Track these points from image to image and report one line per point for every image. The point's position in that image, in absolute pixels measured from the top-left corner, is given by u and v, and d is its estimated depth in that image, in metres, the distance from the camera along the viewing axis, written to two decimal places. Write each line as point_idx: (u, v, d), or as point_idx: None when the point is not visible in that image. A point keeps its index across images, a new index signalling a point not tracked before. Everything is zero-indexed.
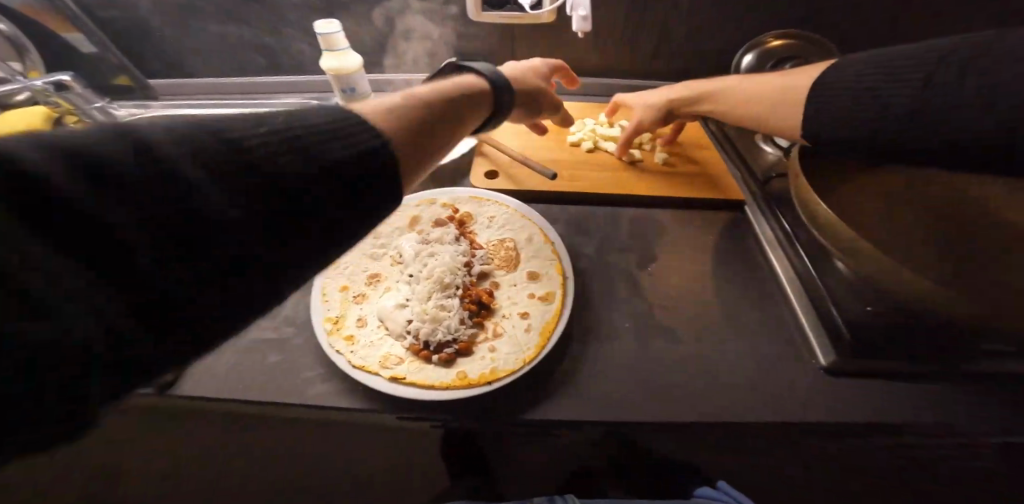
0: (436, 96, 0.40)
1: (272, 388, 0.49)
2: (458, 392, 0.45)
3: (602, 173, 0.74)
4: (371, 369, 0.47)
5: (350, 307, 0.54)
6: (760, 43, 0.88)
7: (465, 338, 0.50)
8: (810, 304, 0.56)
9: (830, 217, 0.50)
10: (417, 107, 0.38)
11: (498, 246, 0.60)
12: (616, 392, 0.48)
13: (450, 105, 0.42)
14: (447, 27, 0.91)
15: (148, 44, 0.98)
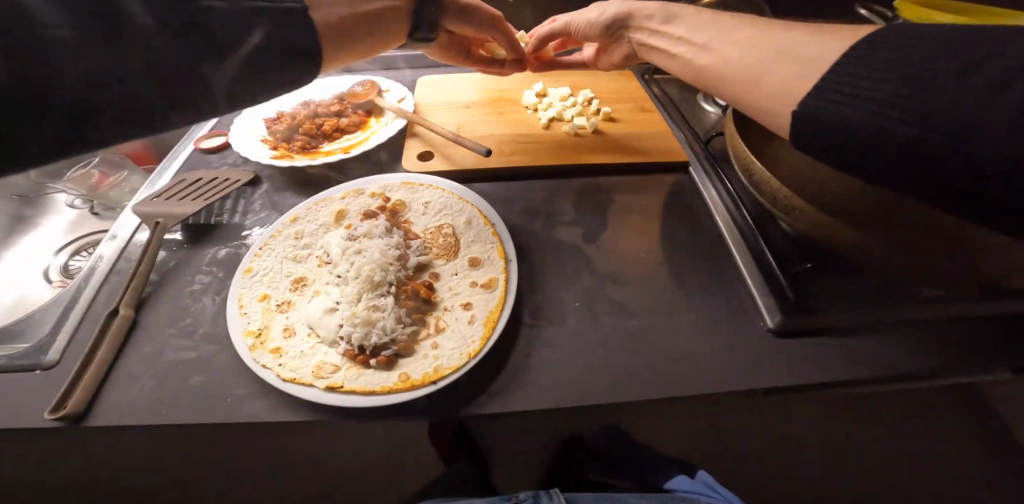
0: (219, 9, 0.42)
1: (191, 411, 0.44)
2: (400, 396, 0.41)
3: (541, 145, 0.71)
4: (305, 380, 0.42)
5: (275, 316, 0.48)
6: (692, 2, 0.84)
7: (404, 338, 0.46)
8: (754, 262, 0.56)
9: (765, 173, 0.49)
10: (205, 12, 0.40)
11: (435, 233, 0.55)
12: (569, 375, 0.46)
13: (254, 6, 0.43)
14: None
15: None
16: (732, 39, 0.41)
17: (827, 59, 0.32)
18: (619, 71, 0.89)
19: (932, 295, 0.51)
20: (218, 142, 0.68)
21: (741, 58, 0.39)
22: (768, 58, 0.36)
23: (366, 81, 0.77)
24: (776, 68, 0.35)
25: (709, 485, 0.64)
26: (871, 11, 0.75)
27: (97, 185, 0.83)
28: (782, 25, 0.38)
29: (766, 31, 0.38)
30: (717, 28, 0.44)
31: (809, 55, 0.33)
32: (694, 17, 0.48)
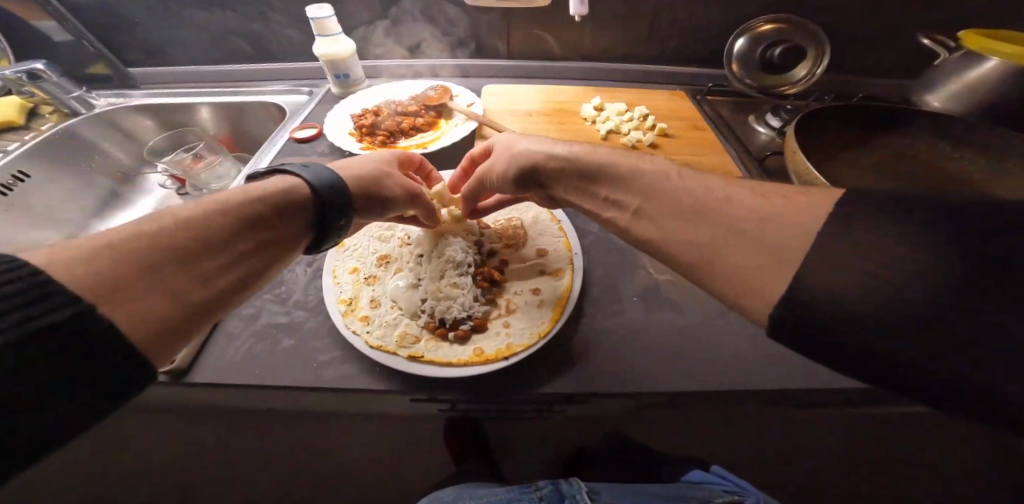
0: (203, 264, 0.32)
1: (282, 372, 0.49)
2: (476, 368, 0.45)
3: None
4: (390, 347, 0.47)
5: (363, 288, 0.54)
6: (751, 27, 0.86)
7: (478, 315, 0.50)
8: None
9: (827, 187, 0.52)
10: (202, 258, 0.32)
11: (504, 226, 0.60)
12: (629, 364, 0.49)
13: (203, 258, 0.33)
14: (441, 13, 0.91)
15: (123, 33, 0.94)
16: (701, 191, 0.39)
17: (822, 205, 0.32)
18: (672, 91, 0.93)
19: None
20: (309, 133, 0.76)
21: (716, 225, 0.35)
22: (753, 219, 0.34)
23: (439, 87, 0.83)
24: (770, 231, 0.33)
25: (721, 476, 0.67)
26: (932, 42, 0.77)
27: (190, 167, 0.85)
28: (721, 196, 0.37)
29: (712, 197, 0.37)
30: (663, 180, 0.42)
31: (795, 219, 0.32)
32: (640, 164, 0.45)
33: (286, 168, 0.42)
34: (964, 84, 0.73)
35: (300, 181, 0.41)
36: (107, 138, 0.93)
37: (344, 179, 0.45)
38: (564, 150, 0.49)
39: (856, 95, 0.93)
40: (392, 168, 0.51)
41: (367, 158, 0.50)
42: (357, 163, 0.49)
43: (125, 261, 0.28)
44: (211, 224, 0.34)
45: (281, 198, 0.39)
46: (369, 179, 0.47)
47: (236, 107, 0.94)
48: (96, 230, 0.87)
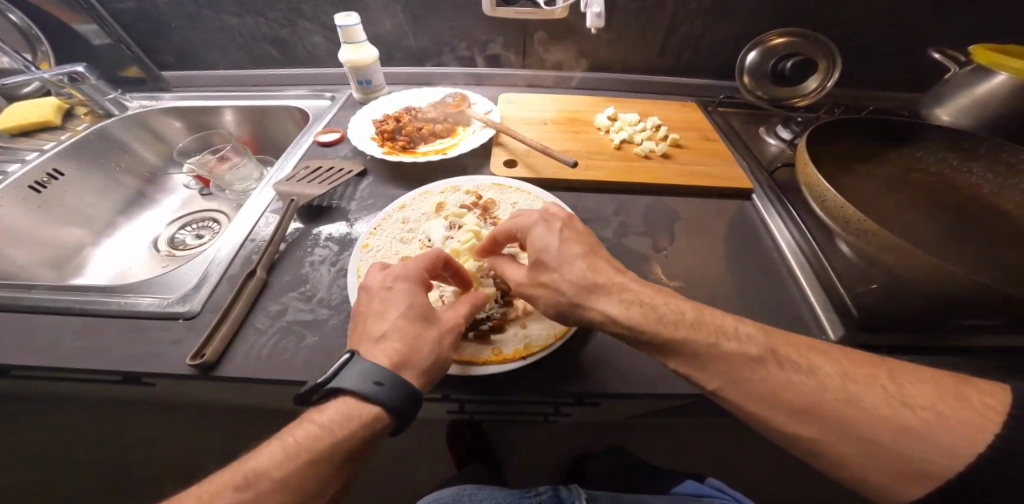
0: None
1: (311, 365, 0.52)
2: (495, 368, 0.47)
3: (614, 162, 0.77)
4: None
5: None
6: (762, 41, 0.88)
7: (497, 316, 0.52)
8: (813, 276, 0.59)
9: (838, 198, 0.53)
10: None
11: None
12: (638, 365, 0.50)
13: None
14: (461, 22, 0.94)
15: (160, 38, 0.99)
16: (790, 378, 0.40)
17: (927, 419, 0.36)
18: (684, 102, 0.95)
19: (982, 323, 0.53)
20: (332, 137, 0.80)
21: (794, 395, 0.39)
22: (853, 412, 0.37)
23: (457, 94, 0.86)
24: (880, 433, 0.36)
25: (717, 488, 0.68)
26: (942, 57, 0.79)
27: (215, 167, 0.88)
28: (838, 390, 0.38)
29: (832, 397, 0.38)
30: (761, 370, 0.40)
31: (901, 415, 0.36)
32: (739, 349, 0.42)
33: (351, 389, 0.41)
34: (971, 99, 0.74)
35: (375, 406, 0.42)
36: (136, 139, 0.96)
37: (409, 380, 0.43)
38: (618, 313, 0.45)
39: (866, 109, 0.94)
40: (439, 330, 0.46)
41: (406, 329, 0.45)
42: (410, 341, 0.44)
43: None
44: (301, 477, 0.39)
45: (358, 429, 0.41)
46: (431, 368, 0.44)
47: (260, 110, 0.97)
48: (122, 227, 0.90)
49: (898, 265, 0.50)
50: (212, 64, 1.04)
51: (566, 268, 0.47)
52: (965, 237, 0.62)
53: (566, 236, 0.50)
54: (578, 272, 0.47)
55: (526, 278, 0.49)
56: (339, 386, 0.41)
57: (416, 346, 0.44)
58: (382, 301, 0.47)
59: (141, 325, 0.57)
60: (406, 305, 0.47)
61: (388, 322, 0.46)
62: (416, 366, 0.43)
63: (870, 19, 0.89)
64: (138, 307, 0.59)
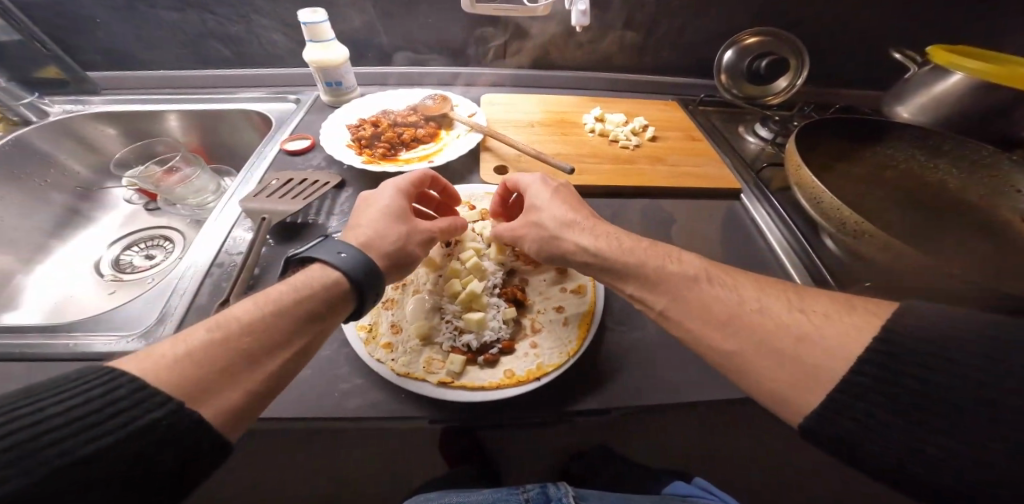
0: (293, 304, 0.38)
1: (304, 403, 0.44)
2: (509, 392, 0.44)
3: (605, 165, 0.75)
4: (419, 374, 0.44)
5: (381, 313, 0.51)
6: (739, 39, 0.90)
7: (506, 338, 0.49)
8: (806, 274, 0.61)
9: (834, 200, 0.53)
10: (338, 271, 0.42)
11: None
12: (656, 377, 0.49)
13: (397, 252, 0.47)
14: (438, 22, 0.90)
15: (88, 34, 0.87)
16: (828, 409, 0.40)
17: None
18: (665, 100, 0.95)
19: None
20: (301, 145, 0.72)
21: None
22: None
23: (439, 97, 0.82)
24: None
25: (703, 488, 0.70)
26: (902, 57, 0.83)
27: (162, 180, 0.77)
28: (982, 416, 0.29)
29: None
30: None
31: None
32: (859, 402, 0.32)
33: (323, 257, 0.42)
34: (930, 97, 0.78)
35: (337, 272, 0.42)
36: (63, 147, 0.83)
37: (373, 260, 0.44)
38: (589, 243, 0.48)
39: (833, 107, 0.98)
40: (407, 225, 0.49)
41: (376, 218, 0.48)
42: (378, 230, 0.47)
43: (254, 329, 0.36)
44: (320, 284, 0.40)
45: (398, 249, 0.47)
46: (394, 253, 0.46)
47: (214, 115, 0.87)
48: (56, 249, 0.78)
49: (888, 263, 0.52)
50: (155, 66, 0.93)
51: (585, 225, 0.49)
52: (938, 232, 0.66)
53: (561, 212, 0.51)
54: (546, 216, 0.51)
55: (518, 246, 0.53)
56: (311, 254, 0.42)
57: (287, 292, 0.39)
58: (364, 203, 0.51)
59: (76, 367, 0.45)
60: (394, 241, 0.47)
61: (364, 220, 0.48)
62: (273, 303, 0.38)
63: (833, 23, 0.93)
64: (85, 347, 0.46)
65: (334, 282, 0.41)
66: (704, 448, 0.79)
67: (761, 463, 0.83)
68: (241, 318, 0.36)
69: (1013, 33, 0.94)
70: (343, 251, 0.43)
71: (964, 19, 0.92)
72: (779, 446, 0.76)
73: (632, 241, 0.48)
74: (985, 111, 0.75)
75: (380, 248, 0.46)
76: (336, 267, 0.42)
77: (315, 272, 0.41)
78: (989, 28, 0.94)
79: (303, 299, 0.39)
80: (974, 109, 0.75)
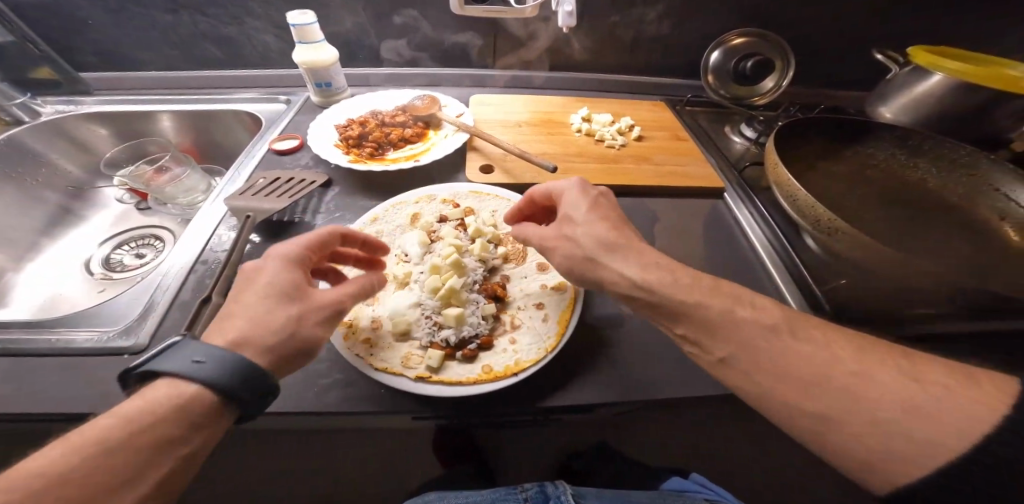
0: (146, 426, 0.33)
1: (285, 397, 0.45)
2: (485, 387, 0.44)
3: (590, 165, 0.76)
4: (396, 369, 0.45)
5: (363, 309, 0.52)
6: (725, 40, 0.91)
7: (485, 333, 0.50)
8: (785, 271, 0.62)
9: (809, 198, 0.54)
10: (196, 379, 0.35)
11: (504, 239, 0.60)
12: (633, 372, 0.50)
13: (290, 341, 0.39)
14: (428, 23, 0.90)
15: (81, 36, 0.88)
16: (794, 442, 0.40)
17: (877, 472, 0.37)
18: (653, 101, 0.96)
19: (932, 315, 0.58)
20: (290, 145, 0.73)
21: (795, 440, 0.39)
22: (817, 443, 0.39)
23: (427, 97, 0.83)
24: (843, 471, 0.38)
25: (699, 484, 0.71)
26: (885, 58, 0.84)
27: (152, 180, 0.78)
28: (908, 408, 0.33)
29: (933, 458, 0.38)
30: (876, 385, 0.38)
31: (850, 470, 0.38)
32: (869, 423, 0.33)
33: (170, 369, 0.35)
34: (911, 97, 0.79)
35: (194, 385, 0.35)
36: (55, 147, 0.84)
37: (249, 359, 0.37)
38: (637, 274, 0.43)
39: (819, 107, 0.99)
40: (302, 306, 0.41)
41: (259, 304, 0.40)
42: (262, 316, 0.39)
43: (113, 450, 0.32)
44: (181, 397, 0.35)
45: (286, 337, 0.39)
46: (284, 344, 0.39)
47: (205, 115, 0.88)
48: (47, 248, 0.78)
49: (863, 259, 0.53)
50: (149, 67, 0.94)
51: (626, 252, 0.45)
52: (917, 229, 0.67)
53: (599, 236, 0.46)
54: (585, 236, 0.46)
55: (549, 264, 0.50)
56: (156, 369, 0.36)
57: (126, 426, 0.33)
58: (249, 278, 0.42)
59: (58, 362, 0.46)
60: (281, 327, 0.39)
61: (238, 307, 0.40)
62: (113, 427, 0.33)
63: (819, 25, 0.94)
64: (68, 342, 0.47)
65: (193, 398, 0.35)
66: (692, 446, 0.79)
67: (749, 460, 0.83)
68: (87, 439, 0.32)
69: (996, 35, 0.95)
70: (200, 359, 0.36)
71: (947, 21, 0.94)
72: (766, 443, 0.77)
73: (682, 271, 0.43)
74: (965, 111, 0.76)
75: (258, 343, 0.38)
76: (194, 379, 0.35)
77: (168, 386, 0.35)
78: (971, 29, 0.95)
79: (165, 415, 0.34)
80: (955, 108, 0.76)
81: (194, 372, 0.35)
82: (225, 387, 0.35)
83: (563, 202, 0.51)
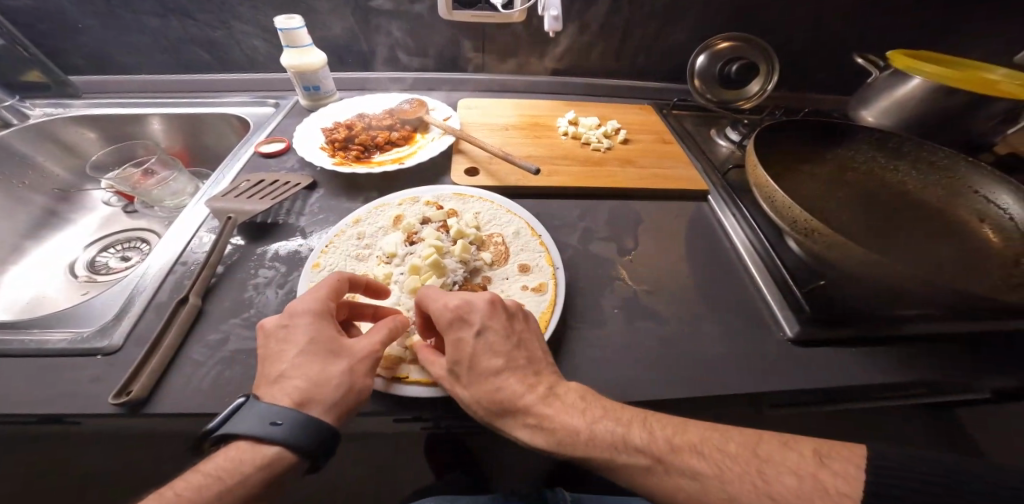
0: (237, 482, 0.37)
1: None
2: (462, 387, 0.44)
3: (575, 167, 0.76)
4: (373, 369, 0.45)
5: None
6: (710, 45, 0.92)
7: None
8: (766, 272, 0.62)
9: (786, 199, 0.55)
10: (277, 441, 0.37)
11: (487, 241, 0.60)
12: (611, 373, 0.50)
13: (349, 399, 0.41)
14: (416, 28, 0.91)
15: (70, 39, 0.88)
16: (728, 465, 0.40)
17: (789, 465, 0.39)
18: (640, 105, 0.97)
19: (909, 314, 0.58)
20: (276, 148, 0.74)
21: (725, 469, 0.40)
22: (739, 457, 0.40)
23: (414, 101, 0.83)
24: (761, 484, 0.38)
25: None
26: (865, 62, 0.85)
27: (138, 183, 0.78)
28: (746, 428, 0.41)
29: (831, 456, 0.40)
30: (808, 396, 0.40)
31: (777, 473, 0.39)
32: (788, 473, 0.36)
33: (246, 432, 0.37)
34: (892, 101, 0.80)
35: (273, 449, 0.38)
36: (42, 150, 0.84)
37: (318, 418, 0.39)
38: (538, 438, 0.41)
39: (803, 111, 1.00)
40: (353, 362, 0.42)
41: (308, 364, 0.41)
42: (313, 377, 0.40)
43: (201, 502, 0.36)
44: (264, 452, 0.38)
45: (345, 395, 0.41)
46: (342, 403, 0.40)
47: (193, 118, 0.89)
48: (31, 250, 0.78)
49: (838, 259, 0.53)
50: (139, 71, 0.95)
51: (527, 404, 0.41)
52: (896, 231, 0.68)
53: (494, 342, 0.44)
54: (482, 390, 0.42)
55: (466, 394, 0.42)
56: (231, 430, 0.38)
57: (215, 483, 0.37)
58: (283, 339, 0.42)
59: (32, 363, 0.45)
60: (338, 386, 0.41)
61: (287, 367, 0.41)
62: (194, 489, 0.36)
63: (802, 30, 0.96)
64: (44, 342, 0.47)
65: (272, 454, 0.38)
66: None
67: None
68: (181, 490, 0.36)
69: (974, 40, 0.97)
70: (276, 421, 0.38)
71: (926, 27, 0.96)
72: None
73: (547, 379, 0.44)
74: (943, 114, 0.77)
75: (322, 400, 0.40)
76: (272, 441, 0.38)
77: (246, 445, 0.38)
78: (950, 35, 0.97)
79: (247, 467, 0.38)
80: (933, 112, 0.77)
81: (273, 433, 0.37)
82: (300, 447, 0.38)
83: (449, 332, 0.44)
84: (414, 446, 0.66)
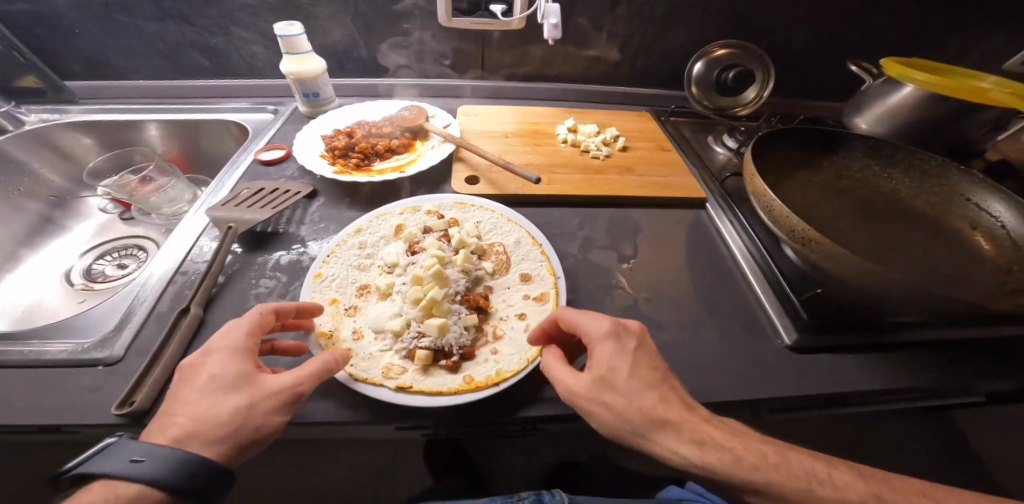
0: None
1: None
2: (465, 397, 0.45)
3: (574, 175, 0.77)
4: (376, 380, 0.45)
5: (344, 320, 0.52)
6: (707, 53, 0.93)
7: (467, 344, 0.50)
8: (764, 280, 0.63)
9: (784, 209, 0.55)
10: (144, 483, 0.35)
11: (488, 250, 0.61)
12: None
13: (242, 436, 0.38)
14: (416, 35, 0.92)
15: (66, 44, 0.87)
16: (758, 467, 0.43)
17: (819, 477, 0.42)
18: (638, 112, 0.98)
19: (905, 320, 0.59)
20: (275, 155, 0.74)
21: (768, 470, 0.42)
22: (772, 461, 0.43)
23: (414, 108, 0.84)
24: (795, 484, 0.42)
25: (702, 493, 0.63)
26: (858, 69, 0.87)
27: (136, 190, 0.77)
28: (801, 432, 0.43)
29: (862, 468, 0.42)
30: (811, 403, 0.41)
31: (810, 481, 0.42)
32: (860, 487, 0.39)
33: (107, 471, 0.35)
34: (885, 108, 0.82)
35: (137, 487, 0.35)
36: (37, 157, 0.83)
37: (198, 455, 0.36)
38: (693, 456, 0.40)
39: (798, 118, 1.01)
40: (252, 395, 0.39)
41: (200, 398, 0.38)
42: (196, 413, 0.38)
43: None
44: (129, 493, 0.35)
45: (230, 432, 0.38)
46: (230, 436, 0.38)
47: (191, 125, 0.88)
48: (26, 258, 0.77)
49: (835, 268, 0.54)
50: (135, 76, 0.94)
51: (689, 425, 0.41)
52: (891, 238, 0.69)
53: (649, 359, 0.44)
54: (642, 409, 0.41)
55: (624, 404, 0.41)
56: (91, 470, 0.35)
57: None
58: (186, 376, 0.40)
59: (31, 375, 0.45)
60: (228, 421, 0.38)
61: (182, 402, 0.39)
62: None
63: (796, 39, 0.97)
64: (43, 353, 0.47)
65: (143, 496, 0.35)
66: None
67: None
68: None
69: (963, 49, 0.99)
70: (141, 458, 0.35)
71: (916, 35, 0.98)
72: None
73: (681, 395, 0.43)
74: (935, 122, 0.78)
75: (212, 435, 0.37)
76: (135, 480, 0.35)
77: (110, 485, 0.35)
78: (939, 44, 0.99)
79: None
80: (926, 120, 0.78)
81: (138, 470, 0.35)
82: (173, 487, 0.35)
83: (601, 347, 0.44)
84: (415, 454, 0.66)
